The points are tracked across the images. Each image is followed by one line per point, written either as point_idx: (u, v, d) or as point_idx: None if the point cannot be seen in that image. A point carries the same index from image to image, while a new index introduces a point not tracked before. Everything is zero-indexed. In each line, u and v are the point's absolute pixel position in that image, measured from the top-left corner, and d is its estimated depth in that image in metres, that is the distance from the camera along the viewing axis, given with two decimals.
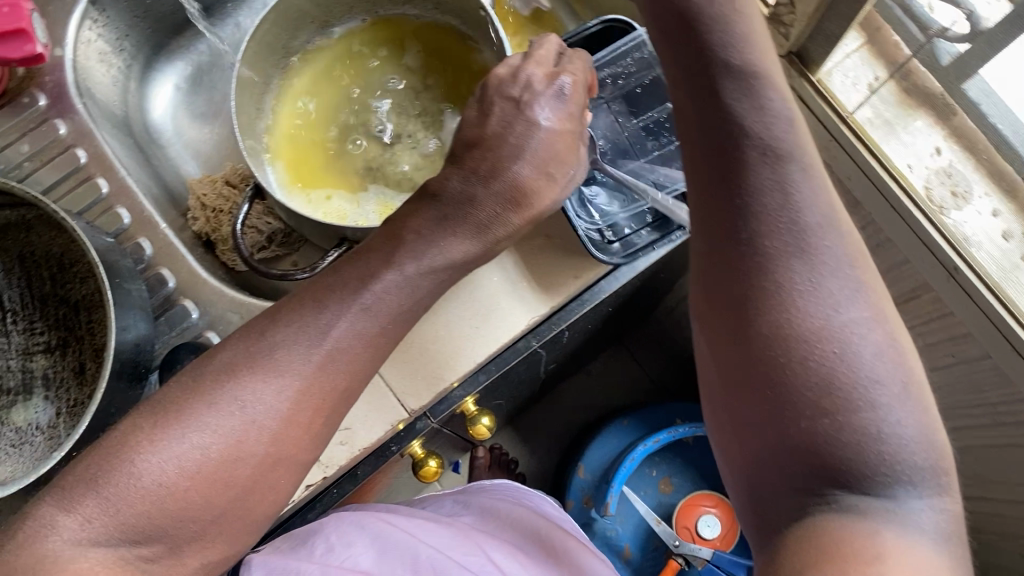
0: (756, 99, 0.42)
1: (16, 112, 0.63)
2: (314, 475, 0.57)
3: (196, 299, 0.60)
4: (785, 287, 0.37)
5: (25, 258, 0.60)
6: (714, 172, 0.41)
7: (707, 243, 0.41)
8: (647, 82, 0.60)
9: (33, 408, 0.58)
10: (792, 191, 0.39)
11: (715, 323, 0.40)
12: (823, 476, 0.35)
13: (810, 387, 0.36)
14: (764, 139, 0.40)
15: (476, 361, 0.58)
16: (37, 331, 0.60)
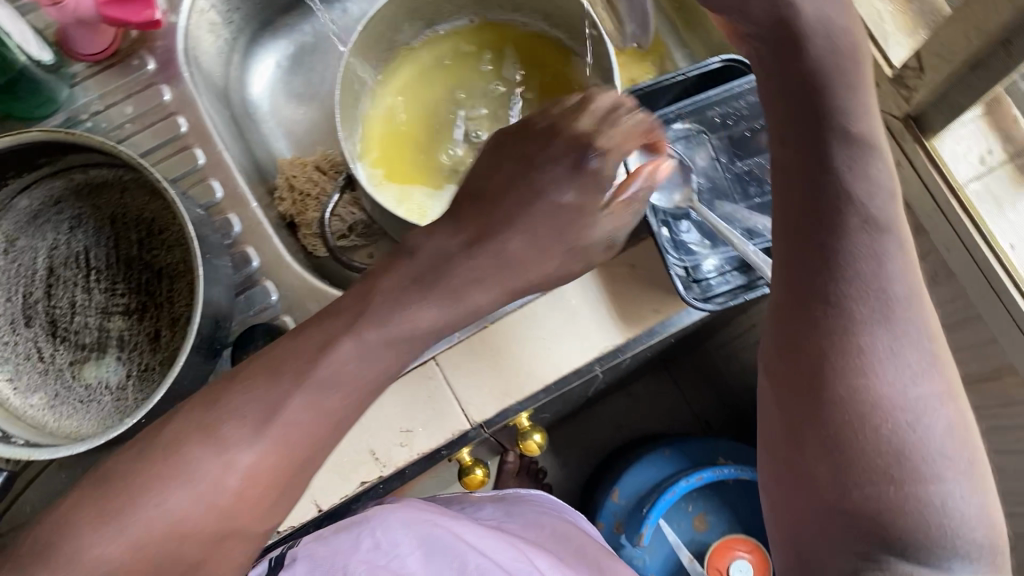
0: (858, 161, 0.39)
1: (125, 73, 0.63)
2: (372, 472, 0.57)
3: (277, 282, 0.61)
4: (864, 351, 0.37)
5: (117, 219, 0.61)
6: (803, 225, 0.39)
7: (787, 293, 0.39)
8: (756, 128, 0.60)
9: (104, 367, 0.60)
10: (885, 262, 0.37)
11: (784, 377, 0.39)
12: (878, 544, 0.35)
13: (878, 454, 0.36)
14: (865, 202, 0.38)
15: (546, 382, 0.58)
16: (117, 292, 0.61)
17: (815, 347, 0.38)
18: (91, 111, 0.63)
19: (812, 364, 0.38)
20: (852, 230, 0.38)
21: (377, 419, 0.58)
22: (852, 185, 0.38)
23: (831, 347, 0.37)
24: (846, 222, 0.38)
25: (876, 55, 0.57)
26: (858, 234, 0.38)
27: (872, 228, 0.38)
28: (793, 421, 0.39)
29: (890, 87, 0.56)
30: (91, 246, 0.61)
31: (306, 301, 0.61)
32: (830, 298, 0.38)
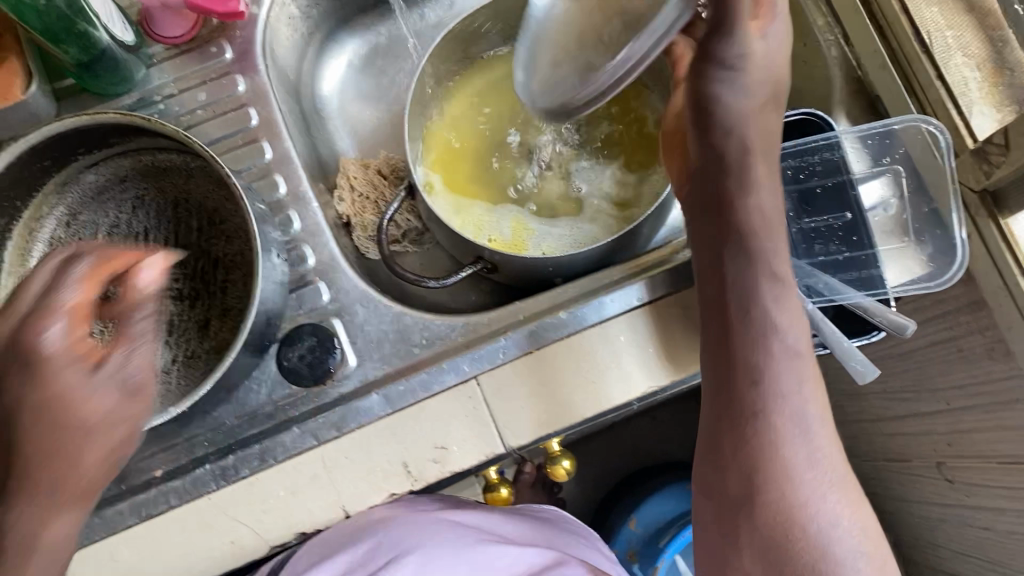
0: (767, 274, 0.45)
1: (202, 59, 0.64)
2: (403, 484, 0.57)
3: (330, 282, 0.62)
4: (782, 467, 0.43)
5: (179, 204, 0.62)
6: (733, 352, 0.45)
7: (723, 411, 0.45)
8: (829, 185, 0.59)
9: None
10: (796, 379, 0.43)
11: (722, 484, 0.45)
12: None
13: (800, 552, 0.42)
14: (779, 329, 0.44)
15: (585, 415, 0.57)
16: (171, 277, 0.61)
17: (729, 431, 0.44)
18: (164, 93, 0.64)
19: (741, 471, 0.44)
20: (759, 341, 0.44)
21: (413, 432, 0.58)
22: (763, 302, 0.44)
23: (745, 434, 0.44)
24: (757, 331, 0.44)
25: (956, 121, 0.55)
26: (762, 345, 0.44)
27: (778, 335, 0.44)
28: (705, 473, 0.46)
29: (970, 160, 0.53)
30: (150, 229, 0.62)
31: (355, 305, 0.61)
32: (748, 393, 0.44)
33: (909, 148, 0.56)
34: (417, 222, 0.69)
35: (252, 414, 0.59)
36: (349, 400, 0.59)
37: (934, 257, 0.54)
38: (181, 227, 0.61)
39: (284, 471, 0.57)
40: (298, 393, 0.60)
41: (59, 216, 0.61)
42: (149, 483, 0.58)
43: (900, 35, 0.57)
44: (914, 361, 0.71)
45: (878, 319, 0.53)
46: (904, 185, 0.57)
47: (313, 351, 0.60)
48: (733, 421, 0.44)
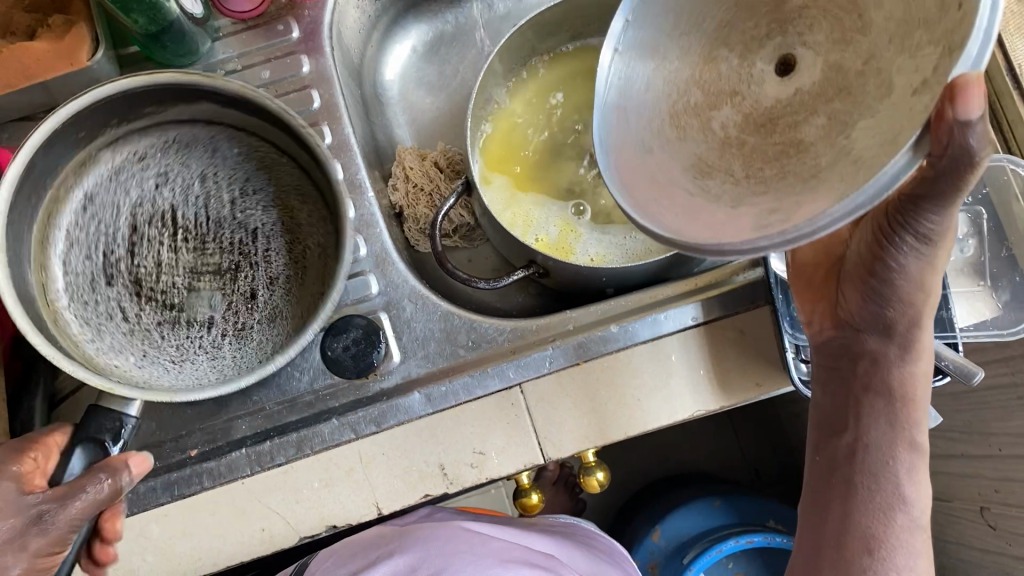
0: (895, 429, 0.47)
1: (269, 37, 0.63)
2: (437, 487, 0.56)
3: (380, 276, 0.61)
4: None
5: (205, 178, 0.61)
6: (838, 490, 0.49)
7: (818, 542, 0.49)
8: None
9: (194, 327, 0.58)
10: (888, 532, 0.47)
11: None
12: None
13: None
14: (883, 483, 0.47)
15: (628, 434, 0.56)
16: (207, 252, 0.60)
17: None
18: (226, 69, 0.63)
19: None
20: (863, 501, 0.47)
21: (453, 434, 0.57)
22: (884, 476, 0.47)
23: None
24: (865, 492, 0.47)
25: None
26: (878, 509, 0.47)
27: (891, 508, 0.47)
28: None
29: None
30: (180, 204, 0.60)
31: (404, 301, 0.60)
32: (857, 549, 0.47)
33: (990, 188, 0.54)
34: (471, 218, 0.67)
35: (292, 401, 0.59)
36: (389, 397, 0.58)
37: (1009, 304, 0.53)
38: (220, 201, 0.61)
39: (319, 462, 0.56)
40: (340, 385, 0.59)
41: (77, 201, 0.56)
42: (183, 463, 0.57)
43: (991, 67, 0.54)
44: (969, 402, 0.69)
45: (947, 363, 0.51)
46: (983, 224, 0.55)
47: (358, 344, 0.59)
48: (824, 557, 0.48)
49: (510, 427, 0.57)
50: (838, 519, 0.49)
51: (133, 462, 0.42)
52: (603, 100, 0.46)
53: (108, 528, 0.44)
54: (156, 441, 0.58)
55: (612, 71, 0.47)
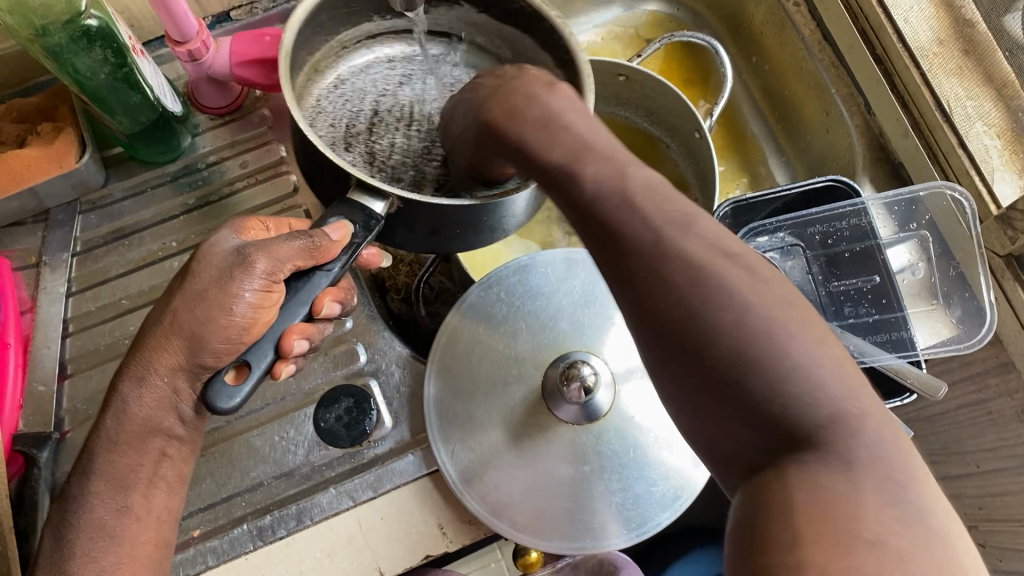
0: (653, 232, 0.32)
1: (245, 128, 0.68)
2: (438, 546, 0.58)
3: (368, 343, 0.63)
4: (770, 357, 0.29)
5: (212, 200, 0.66)
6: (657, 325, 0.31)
7: (670, 383, 0.31)
8: (856, 250, 0.60)
9: (136, 303, 0.63)
10: (756, 340, 0.29)
11: (680, 392, 0.30)
12: (769, 442, 0.28)
13: (782, 398, 0.28)
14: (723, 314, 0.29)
15: (610, 499, 0.56)
16: (168, 242, 0.65)
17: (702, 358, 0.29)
18: (207, 161, 0.67)
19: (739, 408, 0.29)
20: (848, 523, 0.25)
21: (449, 495, 0.59)
22: (807, 405, 0.28)
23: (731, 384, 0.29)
24: (835, 500, 0.25)
25: (981, 189, 0.56)
26: (852, 442, 0.27)
27: (860, 423, 0.28)
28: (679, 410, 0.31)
29: (995, 227, 0.54)
30: (418, 100, 0.61)
31: (392, 367, 0.63)
32: (732, 367, 0.29)
33: (933, 213, 0.59)
34: (450, 284, 0.70)
35: (289, 474, 0.59)
36: (384, 462, 0.60)
37: (962, 320, 0.56)
38: (206, 212, 0.65)
39: (320, 532, 0.57)
40: (334, 455, 0.60)
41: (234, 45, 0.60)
42: (187, 544, 0.57)
43: (921, 105, 0.59)
44: (942, 423, 0.70)
45: (910, 380, 0.54)
46: (931, 249, 0.59)
47: (350, 412, 0.60)
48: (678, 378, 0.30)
49: (506, 466, 0.57)
50: (710, 380, 0.29)
51: (333, 230, 0.42)
52: (552, 289, 0.61)
53: (287, 344, 0.44)
54: None
55: (536, 292, 0.61)
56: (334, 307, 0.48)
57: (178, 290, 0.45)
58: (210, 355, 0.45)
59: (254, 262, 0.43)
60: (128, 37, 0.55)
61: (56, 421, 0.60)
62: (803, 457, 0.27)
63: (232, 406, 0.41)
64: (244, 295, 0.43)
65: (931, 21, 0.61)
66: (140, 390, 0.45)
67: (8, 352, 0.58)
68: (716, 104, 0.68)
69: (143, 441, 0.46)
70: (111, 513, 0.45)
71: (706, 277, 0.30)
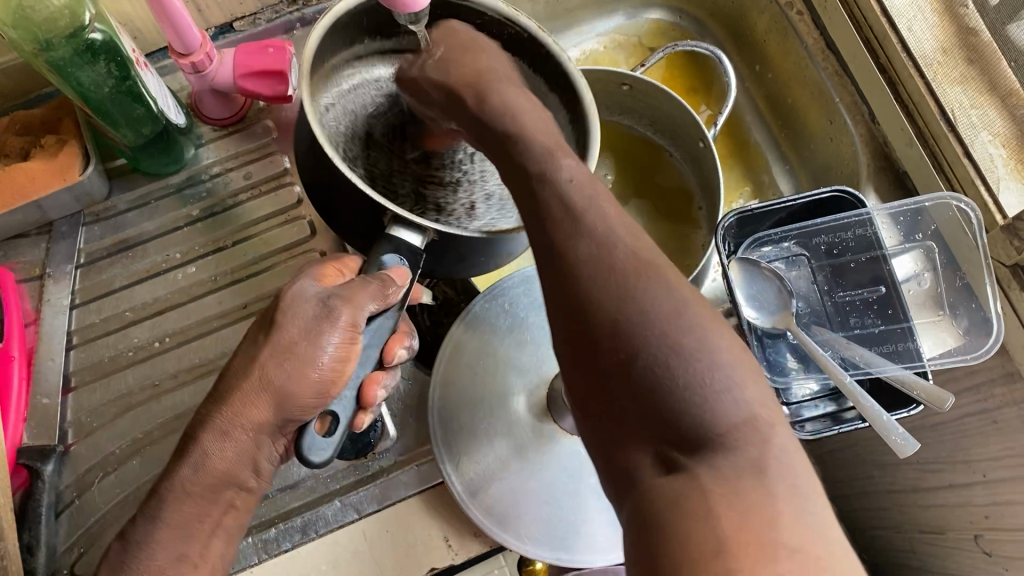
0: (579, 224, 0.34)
1: (248, 139, 0.68)
2: (443, 558, 0.58)
3: None
4: (682, 361, 0.30)
5: (216, 212, 0.66)
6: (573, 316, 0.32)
7: (575, 370, 0.32)
8: (862, 261, 0.60)
9: (141, 315, 0.63)
10: (674, 339, 0.30)
11: (581, 378, 0.32)
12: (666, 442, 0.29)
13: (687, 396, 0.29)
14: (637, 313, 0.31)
15: (615, 512, 0.56)
16: (172, 255, 0.65)
17: (614, 351, 0.31)
18: (211, 172, 0.67)
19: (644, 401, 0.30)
20: (767, 530, 0.27)
21: (455, 507, 0.59)
22: (711, 410, 0.29)
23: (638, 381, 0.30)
24: (754, 510, 0.27)
25: (986, 199, 0.56)
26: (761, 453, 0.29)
27: (775, 432, 0.29)
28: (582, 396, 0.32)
29: (1000, 237, 0.54)
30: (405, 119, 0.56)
31: (397, 379, 0.63)
32: (640, 364, 0.30)
33: (939, 224, 0.58)
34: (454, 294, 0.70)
35: (293, 486, 0.59)
36: (390, 474, 0.60)
37: (969, 331, 0.56)
38: (210, 224, 0.65)
39: (325, 545, 0.57)
40: (339, 467, 0.60)
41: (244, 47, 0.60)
42: None
43: (926, 114, 0.60)
44: (947, 432, 0.70)
45: (918, 392, 0.53)
46: (936, 259, 0.59)
47: None
48: (583, 365, 0.32)
49: (512, 478, 0.56)
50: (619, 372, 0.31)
51: (395, 274, 0.44)
52: None
53: (369, 393, 0.46)
54: None
55: (543, 305, 0.61)
56: (403, 352, 0.50)
57: (262, 342, 0.45)
58: (296, 408, 0.45)
59: (337, 313, 0.44)
60: (131, 49, 0.55)
61: (61, 434, 0.59)
62: (713, 459, 0.28)
63: (325, 460, 0.42)
64: (330, 346, 0.44)
65: (936, 30, 0.60)
66: (220, 443, 0.44)
67: (12, 365, 0.58)
68: (721, 114, 0.68)
69: (218, 493, 0.45)
70: (172, 559, 0.43)
71: (632, 286, 0.32)
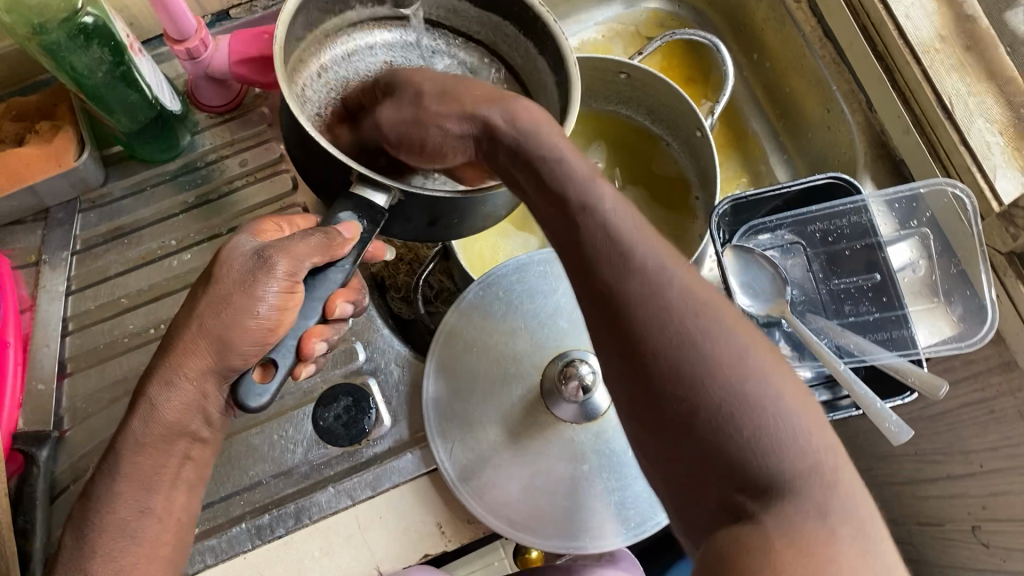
0: (637, 251, 0.35)
1: (243, 127, 0.68)
2: (437, 545, 0.58)
3: (366, 342, 0.63)
4: (745, 399, 0.31)
5: (211, 200, 0.66)
6: (632, 365, 0.33)
7: (638, 412, 0.33)
8: (857, 248, 0.60)
9: (136, 301, 0.63)
10: (734, 382, 0.31)
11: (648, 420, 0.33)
12: (737, 480, 0.30)
13: (754, 440, 0.30)
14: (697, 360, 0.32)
15: (608, 499, 0.55)
16: (167, 242, 0.65)
17: (675, 393, 0.32)
18: (207, 159, 0.67)
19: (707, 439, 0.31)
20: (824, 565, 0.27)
21: (448, 494, 0.58)
22: (775, 447, 0.30)
23: (701, 421, 0.31)
24: (806, 537, 0.28)
25: (983, 187, 0.55)
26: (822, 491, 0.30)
27: (833, 473, 0.30)
28: (642, 435, 0.33)
29: (996, 223, 0.54)
30: None
31: (391, 365, 0.63)
32: (698, 402, 0.31)
33: (934, 210, 0.58)
34: (450, 282, 0.70)
35: (287, 473, 0.59)
36: (383, 460, 0.60)
37: (964, 318, 0.56)
38: (205, 211, 0.65)
39: (318, 531, 0.57)
40: (333, 453, 0.60)
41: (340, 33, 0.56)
42: (185, 543, 0.57)
43: (922, 101, 0.59)
44: (944, 424, 0.69)
45: (912, 379, 0.52)
46: (931, 246, 0.59)
47: (348, 411, 0.60)
48: (648, 404, 0.33)
49: (506, 462, 0.56)
50: (686, 417, 0.31)
51: (345, 226, 0.43)
52: (552, 288, 0.61)
53: (308, 346, 0.44)
54: None
55: (538, 291, 0.61)
56: (348, 307, 0.47)
57: (201, 294, 0.45)
58: (237, 358, 0.45)
59: (274, 262, 0.43)
60: (125, 34, 0.55)
61: (56, 420, 0.60)
62: (773, 499, 0.30)
63: (261, 405, 0.42)
64: (267, 297, 0.43)
65: (934, 17, 0.60)
66: (168, 393, 0.45)
67: (7, 351, 0.58)
68: (717, 102, 0.68)
69: (170, 443, 0.45)
70: (132, 512, 0.44)
71: (686, 320, 0.33)
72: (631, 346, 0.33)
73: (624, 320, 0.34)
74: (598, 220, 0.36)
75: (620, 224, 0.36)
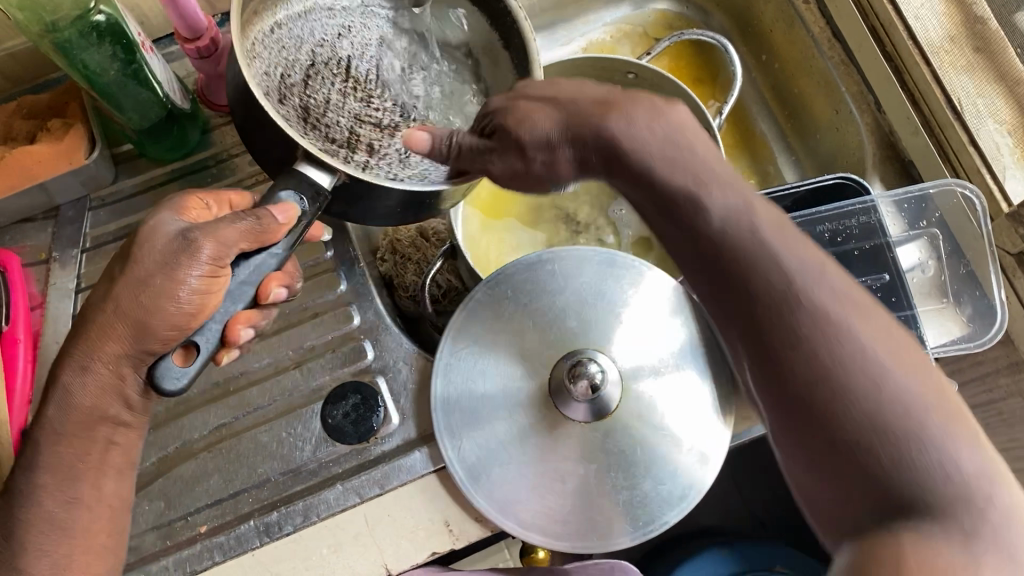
0: (785, 268, 0.36)
1: None
2: (444, 543, 0.58)
3: (374, 340, 0.64)
4: (895, 423, 0.33)
5: None
6: (787, 398, 0.35)
7: (794, 441, 0.35)
8: (865, 249, 0.58)
9: None
10: (884, 404, 0.33)
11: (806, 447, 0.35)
12: (884, 502, 0.32)
13: (905, 464, 0.32)
14: (851, 386, 0.34)
15: (619, 497, 0.55)
16: None
17: (826, 420, 0.34)
18: (217, 158, 0.67)
19: (860, 466, 0.33)
20: None
21: (457, 492, 0.58)
22: (918, 465, 0.32)
23: (861, 451, 0.33)
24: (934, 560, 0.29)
25: (992, 187, 0.56)
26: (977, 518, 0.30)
27: (988, 499, 0.31)
28: (793, 459, 0.36)
29: (1005, 223, 0.55)
30: (355, 55, 0.55)
31: (400, 364, 0.63)
32: (849, 429, 0.33)
33: (943, 211, 0.58)
34: (457, 282, 0.70)
35: (295, 470, 0.59)
36: (392, 458, 0.60)
37: (972, 318, 0.56)
38: None
39: (327, 528, 0.57)
40: (341, 451, 0.60)
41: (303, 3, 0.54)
42: (194, 540, 0.57)
43: (931, 102, 0.59)
44: None
45: None
46: (941, 247, 0.59)
47: (357, 409, 0.61)
48: (804, 436, 0.35)
49: (518, 459, 0.56)
50: (843, 446, 0.33)
51: (279, 210, 0.41)
52: (561, 286, 0.61)
53: (235, 331, 0.43)
54: (165, 521, 0.58)
55: (549, 288, 0.61)
56: (281, 292, 0.46)
57: (119, 274, 0.42)
58: (155, 341, 0.42)
59: (199, 247, 0.41)
60: (137, 33, 0.56)
61: None
62: (918, 523, 0.31)
63: (178, 389, 0.40)
64: (191, 280, 0.41)
65: (943, 18, 0.60)
66: (84, 379, 0.43)
67: (17, 346, 0.58)
68: (725, 102, 0.68)
69: (90, 430, 0.44)
70: None
71: (835, 340, 0.35)
72: (783, 380, 0.36)
73: (774, 352, 0.36)
74: (747, 247, 0.37)
75: (779, 264, 0.37)
